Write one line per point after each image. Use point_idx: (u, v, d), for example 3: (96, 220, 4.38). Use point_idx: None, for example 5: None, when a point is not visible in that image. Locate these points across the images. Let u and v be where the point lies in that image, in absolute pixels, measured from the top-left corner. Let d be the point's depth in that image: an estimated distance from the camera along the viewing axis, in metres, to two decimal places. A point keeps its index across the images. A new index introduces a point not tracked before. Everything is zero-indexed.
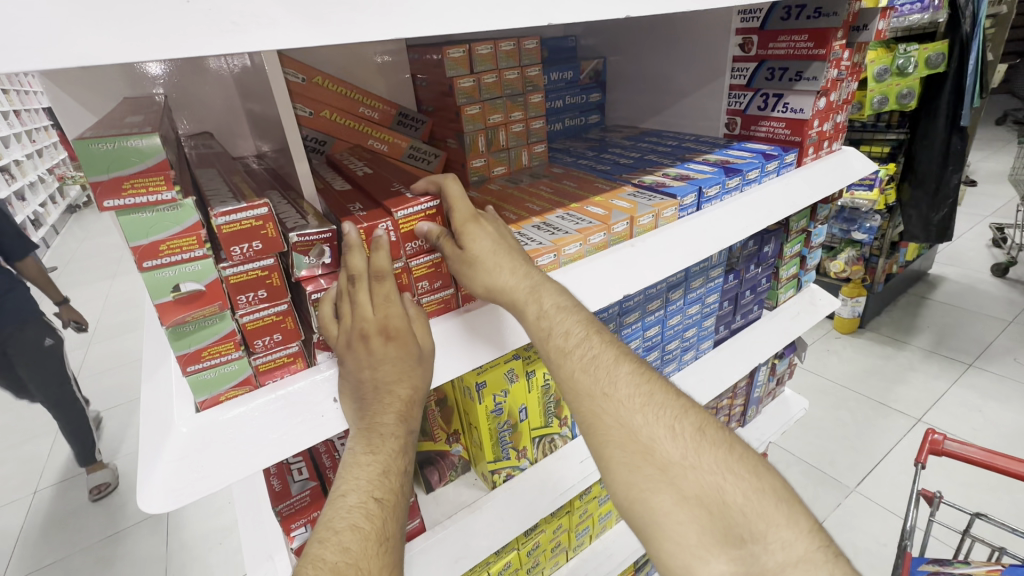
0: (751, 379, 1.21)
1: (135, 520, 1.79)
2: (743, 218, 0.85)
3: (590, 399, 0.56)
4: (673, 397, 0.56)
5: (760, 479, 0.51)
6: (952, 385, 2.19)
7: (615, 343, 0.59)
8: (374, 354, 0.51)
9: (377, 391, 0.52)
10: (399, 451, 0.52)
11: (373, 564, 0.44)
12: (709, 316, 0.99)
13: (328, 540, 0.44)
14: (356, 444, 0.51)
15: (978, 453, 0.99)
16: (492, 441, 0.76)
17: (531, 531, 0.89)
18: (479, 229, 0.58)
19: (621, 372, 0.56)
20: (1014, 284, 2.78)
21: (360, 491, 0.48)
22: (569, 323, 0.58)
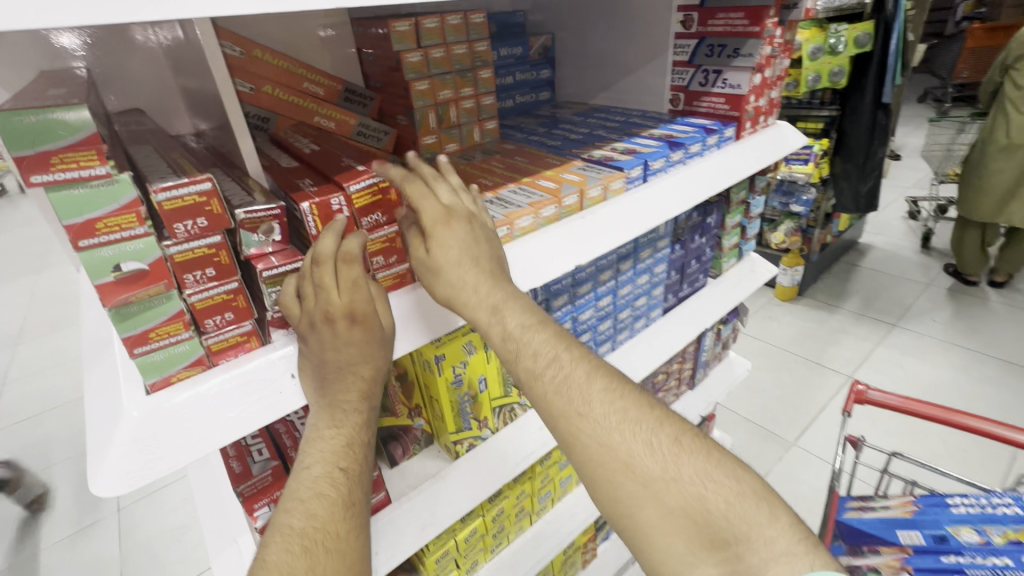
0: (699, 344, 1.28)
1: (84, 524, 1.74)
2: (687, 189, 0.89)
3: (566, 421, 0.52)
4: (649, 407, 0.53)
5: (738, 480, 0.49)
6: (878, 344, 2.40)
7: (585, 356, 0.55)
8: (338, 335, 0.51)
9: (341, 367, 0.52)
10: (362, 424, 0.55)
11: (338, 527, 0.48)
12: (658, 286, 1.04)
13: (294, 509, 0.47)
14: (319, 420, 0.52)
15: (895, 400, 1.09)
16: (453, 412, 0.78)
17: (495, 497, 0.93)
18: (448, 236, 0.56)
19: (595, 390, 0.53)
20: (931, 252, 3.04)
21: (324, 462, 0.51)
22: (535, 343, 0.55)
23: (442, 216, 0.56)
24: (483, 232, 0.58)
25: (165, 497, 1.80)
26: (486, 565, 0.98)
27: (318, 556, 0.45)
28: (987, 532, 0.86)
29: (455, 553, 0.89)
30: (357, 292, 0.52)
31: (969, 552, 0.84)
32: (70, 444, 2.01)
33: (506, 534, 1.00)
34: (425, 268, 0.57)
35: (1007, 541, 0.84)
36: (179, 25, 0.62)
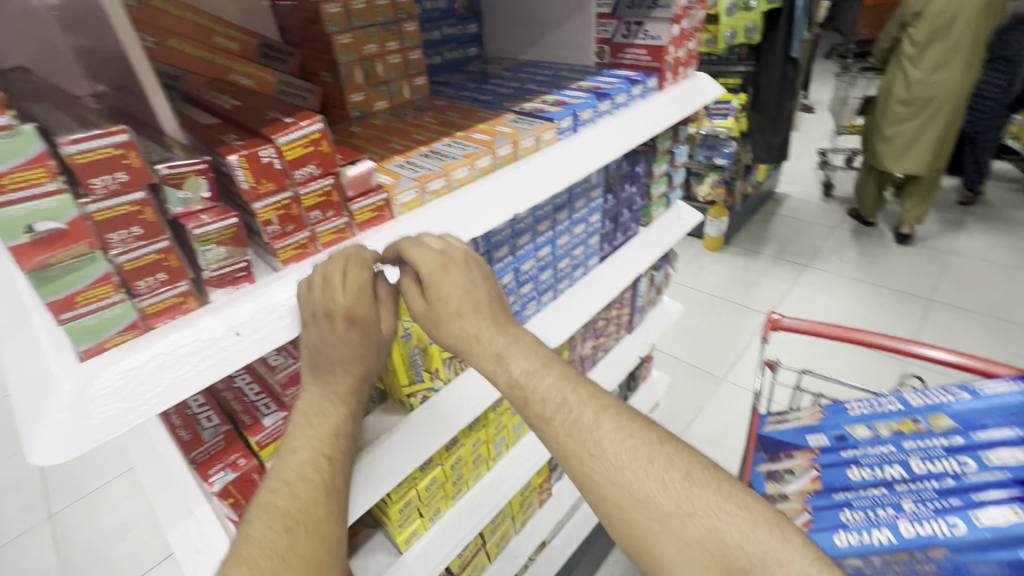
0: (634, 290, 1.37)
1: (14, 534, 1.65)
2: (615, 137, 0.93)
3: (579, 461, 0.55)
4: (659, 442, 0.56)
5: (749, 509, 0.52)
6: (794, 284, 2.63)
7: (593, 396, 0.58)
8: (335, 335, 0.57)
9: (329, 358, 0.59)
10: (348, 416, 0.61)
11: (320, 509, 0.54)
12: (593, 235, 1.09)
13: (279, 491, 0.54)
14: (305, 414, 0.59)
15: (805, 325, 1.22)
16: (404, 366, 0.80)
17: (452, 446, 0.97)
18: (449, 287, 0.61)
19: (604, 430, 0.56)
20: (833, 200, 3.31)
21: (311, 449, 0.57)
22: (543, 389, 0.59)
23: (444, 266, 0.61)
24: (479, 273, 0.64)
25: (102, 497, 1.73)
26: (448, 511, 1.03)
27: (299, 536, 0.52)
28: (875, 427, 1.00)
29: (417, 503, 0.94)
30: (360, 296, 0.58)
31: (863, 445, 0.99)
32: None
33: (465, 481, 1.05)
34: (427, 313, 0.63)
35: (891, 432, 0.98)
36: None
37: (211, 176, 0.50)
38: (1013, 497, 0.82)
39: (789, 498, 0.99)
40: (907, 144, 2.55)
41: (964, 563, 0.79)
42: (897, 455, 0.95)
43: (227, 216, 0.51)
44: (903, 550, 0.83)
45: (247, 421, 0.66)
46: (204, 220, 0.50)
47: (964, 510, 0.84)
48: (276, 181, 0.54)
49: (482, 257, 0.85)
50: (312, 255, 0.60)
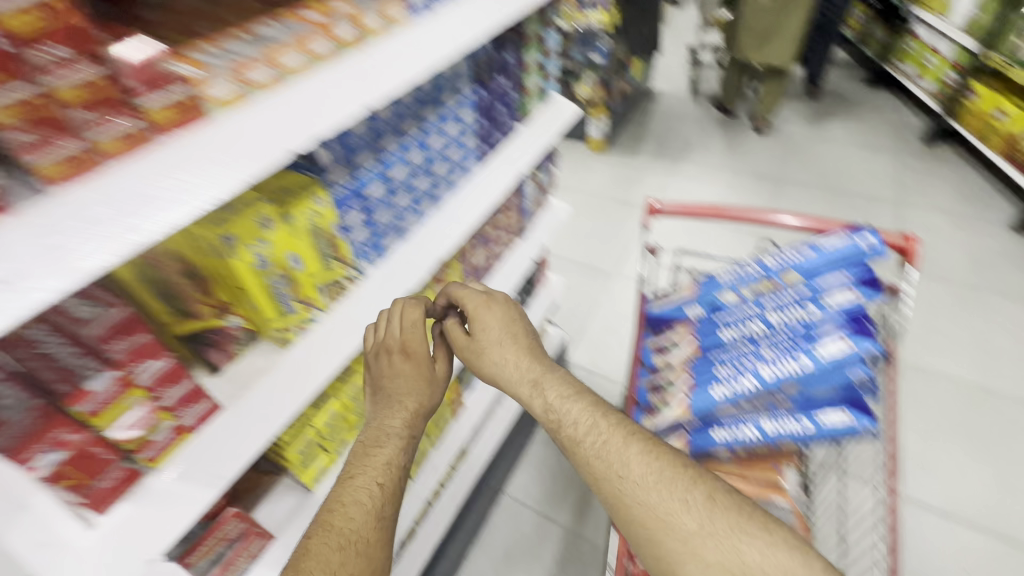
0: (520, 194, 1.34)
1: None
2: (476, 16, 0.82)
3: (608, 481, 0.70)
4: (682, 472, 0.70)
5: (767, 531, 0.65)
6: (671, 178, 2.80)
7: (621, 425, 0.75)
8: (397, 365, 0.78)
9: (392, 395, 0.78)
10: (400, 449, 0.73)
11: (370, 535, 0.63)
12: (468, 134, 1.03)
13: (336, 511, 0.64)
14: (365, 444, 0.73)
15: (679, 208, 1.28)
16: (268, 298, 0.70)
17: (346, 375, 0.93)
18: (490, 330, 0.86)
19: (630, 452, 0.71)
20: (700, 99, 3.44)
21: (366, 477, 0.68)
22: (574, 413, 0.76)
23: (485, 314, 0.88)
24: (513, 308, 0.89)
25: None
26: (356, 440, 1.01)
27: (347, 554, 0.60)
28: (740, 290, 1.12)
29: (318, 439, 0.90)
30: (415, 329, 0.80)
31: (731, 309, 1.11)
32: None
33: None
34: (473, 349, 0.87)
35: (752, 293, 1.10)
36: None
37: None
38: (842, 330, 0.95)
39: (675, 366, 1.14)
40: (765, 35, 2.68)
41: (810, 393, 0.96)
42: (757, 313, 1.07)
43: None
44: (765, 390, 0.98)
45: (68, 389, 0.54)
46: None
47: (808, 348, 0.96)
48: (5, 69, 0.43)
49: (342, 162, 0.78)
50: (98, 168, 0.48)
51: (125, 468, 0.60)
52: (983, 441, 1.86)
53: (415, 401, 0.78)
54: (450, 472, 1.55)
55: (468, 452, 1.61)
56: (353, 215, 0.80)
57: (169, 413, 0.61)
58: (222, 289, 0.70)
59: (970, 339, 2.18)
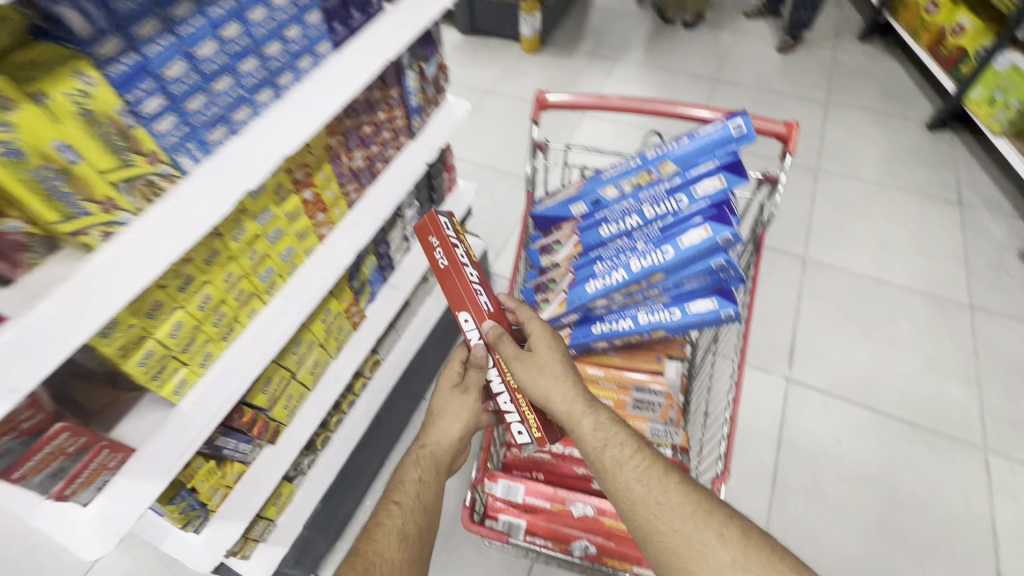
0: (401, 86, 1.22)
1: None
2: None
3: (647, 507, 0.78)
4: (716, 507, 0.78)
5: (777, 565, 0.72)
6: (606, 82, 2.87)
7: (667, 464, 0.83)
8: (438, 403, 0.99)
9: (429, 433, 0.96)
10: (427, 471, 0.91)
11: (394, 557, 0.79)
12: (308, 9, 0.88)
13: (374, 525, 0.83)
14: (401, 473, 0.91)
15: (570, 99, 1.20)
16: (37, 195, 0.60)
17: (187, 286, 0.85)
18: (547, 355, 0.90)
19: (673, 486, 0.80)
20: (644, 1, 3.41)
21: (397, 494, 0.88)
22: (622, 441, 0.84)
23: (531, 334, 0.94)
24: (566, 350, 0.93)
25: None
26: (223, 355, 0.97)
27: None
28: (620, 184, 1.06)
29: (168, 352, 0.85)
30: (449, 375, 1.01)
31: (611, 204, 1.07)
32: None
33: (234, 320, 0.97)
34: (524, 362, 0.89)
35: (632, 187, 1.05)
36: None
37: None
38: (706, 219, 0.95)
39: (560, 265, 1.14)
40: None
41: (676, 280, 0.99)
42: (635, 206, 1.04)
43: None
44: (632, 282, 1.00)
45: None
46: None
47: (675, 239, 0.97)
48: None
49: (154, 20, 0.68)
50: None
51: None
52: (867, 323, 2.04)
53: (441, 431, 0.96)
54: (361, 380, 1.56)
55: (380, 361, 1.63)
56: (154, 103, 0.69)
57: None
58: None
59: (869, 232, 2.31)
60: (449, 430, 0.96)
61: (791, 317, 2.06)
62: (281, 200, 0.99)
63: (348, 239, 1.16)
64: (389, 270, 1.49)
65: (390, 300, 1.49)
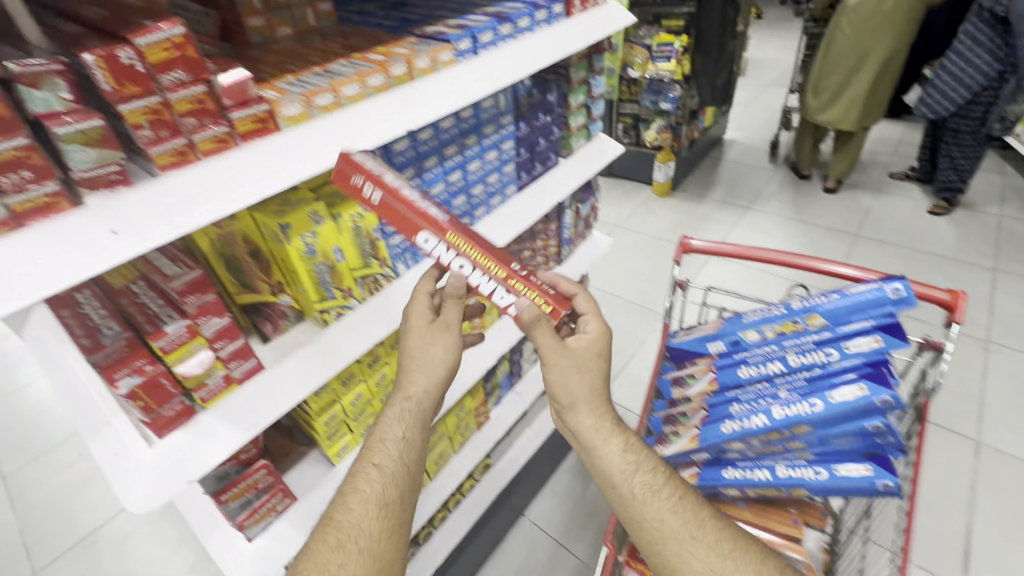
0: (559, 221, 1.40)
1: (18, 464, 1.88)
2: (517, 61, 0.95)
3: (680, 540, 0.71)
4: (751, 545, 0.71)
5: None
6: (734, 228, 2.96)
7: (696, 494, 0.76)
8: (414, 336, 0.82)
9: (406, 371, 0.81)
10: (409, 429, 0.79)
11: (372, 528, 0.70)
12: (508, 162, 1.11)
13: (350, 491, 0.74)
14: (381, 427, 0.80)
15: (711, 246, 1.30)
16: (313, 282, 0.82)
17: (374, 363, 1.02)
18: (595, 360, 0.76)
19: (706, 520, 0.73)
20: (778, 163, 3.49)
21: (378, 454, 0.77)
22: (651, 467, 0.76)
23: (578, 306, 0.78)
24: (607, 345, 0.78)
25: (53, 457, 1.90)
26: None
27: (349, 554, 0.67)
28: (763, 330, 1.08)
29: (345, 418, 1.00)
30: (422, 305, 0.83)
31: (752, 347, 1.09)
32: None
33: None
34: (563, 354, 0.73)
35: (775, 333, 1.07)
36: None
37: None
38: (860, 377, 0.92)
39: (691, 400, 1.15)
40: (834, 94, 2.45)
41: (822, 436, 0.95)
42: (777, 353, 1.05)
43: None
44: (773, 429, 0.97)
45: (89, 343, 0.64)
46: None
47: (824, 392, 0.94)
48: (141, 83, 0.54)
49: (412, 167, 0.91)
50: (194, 162, 0.60)
51: (184, 404, 0.72)
52: None
53: (421, 371, 0.81)
54: (471, 482, 1.61)
55: (490, 464, 1.68)
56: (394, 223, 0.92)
57: (221, 362, 0.74)
58: (278, 271, 0.82)
59: None
60: (429, 371, 0.81)
61: (962, 511, 1.72)
62: None
63: (494, 344, 1.31)
64: (517, 376, 1.62)
65: (513, 406, 1.58)
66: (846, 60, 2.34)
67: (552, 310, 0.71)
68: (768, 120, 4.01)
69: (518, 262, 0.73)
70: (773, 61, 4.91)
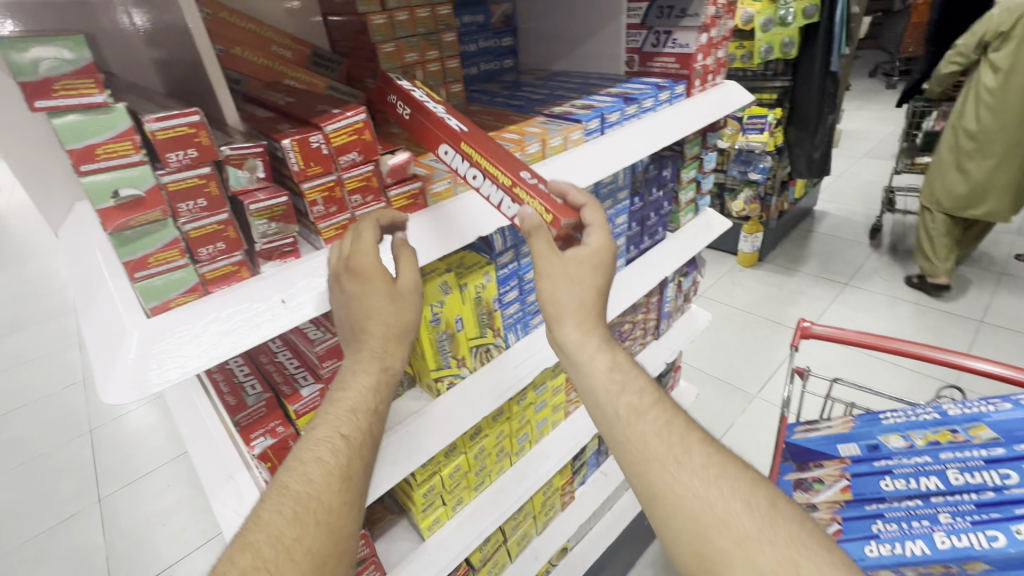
0: (661, 295, 1.34)
1: (115, 488, 1.99)
2: (642, 141, 0.95)
3: (661, 467, 0.57)
4: (743, 472, 0.57)
5: (832, 553, 0.50)
6: (832, 303, 2.71)
7: (687, 418, 0.62)
8: (356, 291, 0.57)
9: (357, 328, 0.59)
10: (372, 393, 0.60)
11: (332, 500, 0.53)
12: (620, 236, 1.10)
13: (296, 470, 0.53)
14: (337, 388, 0.60)
15: (835, 332, 1.19)
16: (433, 350, 0.81)
17: (475, 435, 0.98)
18: (591, 274, 0.63)
19: (694, 446, 0.58)
20: (879, 245, 3.13)
21: (331, 429, 0.57)
22: (638, 385, 0.63)
23: (583, 216, 0.65)
24: (602, 254, 0.65)
25: (147, 484, 2.00)
26: (471, 502, 1.05)
27: (307, 527, 0.50)
28: (910, 436, 0.96)
29: (441, 491, 0.96)
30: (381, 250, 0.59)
31: (896, 456, 0.95)
32: (101, 449, 2.18)
33: (487, 473, 1.06)
34: (554, 268, 0.62)
35: (927, 442, 0.94)
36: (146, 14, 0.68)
37: (210, 135, 0.48)
38: None
39: (818, 508, 0.98)
40: (980, 188, 2.23)
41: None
42: (933, 465, 0.92)
43: (200, 165, 0.48)
44: (938, 562, 0.82)
45: (232, 401, 0.68)
46: (169, 163, 0.47)
47: (1006, 522, 0.81)
48: (322, 164, 0.58)
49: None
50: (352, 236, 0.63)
51: None
52: None
53: (370, 324, 0.59)
54: (546, 567, 1.49)
55: (567, 549, 1.55)
56: (511, 294, 0.91)
57: None
58: None
59: None
60: (379, 321, 0.59)
61: None
62: (555, 374, 1.12)
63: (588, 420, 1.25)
64: (604, 456, 1.51)
65: (599, 487, 1.47)
66: (988, 147, 2.17)
67: (552, 219, 0.63)
68: (864, 192, 3.77)
69: (527, 171, 0.67)
70: (865, 132, 4.71)
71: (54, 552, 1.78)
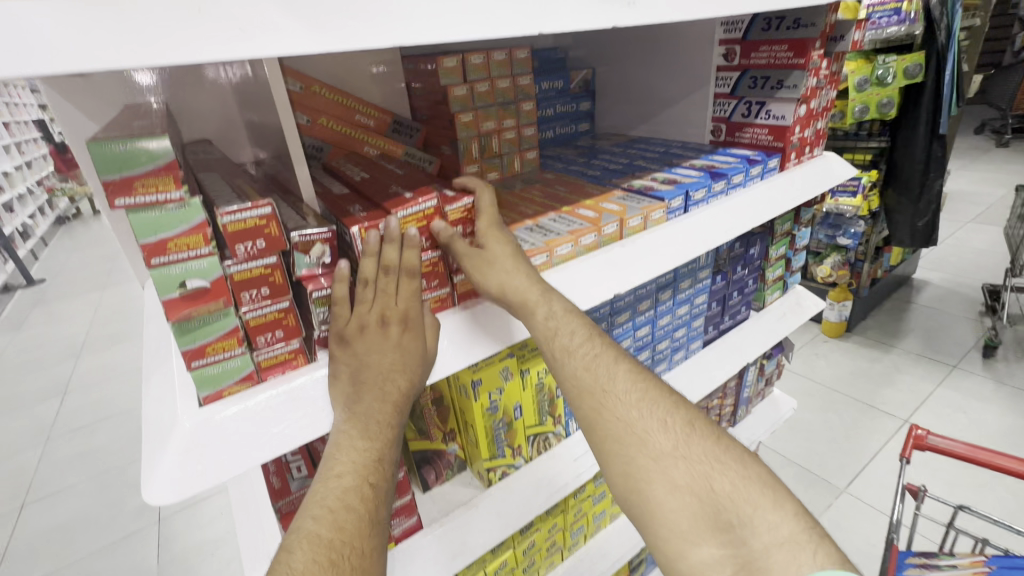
0: (740, 379, 1.22)
1: (172, 510, 2.05)
2: (729, 221, 0.88)
3: (592, 397, 0.59)
4: (665, 394, 0.60)
5: (744, 467, 0.54)
6: (938, 387, 2.36)
7: (613, 346, 0.63)
8: (370, 340, 0.52)
9: (385, 378, 0.52)
10: (392, 442, 0.52)
11: (365, 544, 0.45)
12: (698, 317, 1.01)
13: (322, 517, 0.45)
14: (351, 426, 0.50)
15: (959, 447, 1.00)
16: (487, 439, 0.76)
17: (526, 529, 0.90)
18: (500, 245, 0.59)
19: (621, 370, 0.60)
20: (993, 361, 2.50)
21: (355, 474, 0.48)
22: (574, 324, 0.62)
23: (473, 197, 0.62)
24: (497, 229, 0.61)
25: (203, 509, 2.04)
26: None
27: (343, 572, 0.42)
28: None
29: None
30: (413, 301, 0.55)
31: None
32: None
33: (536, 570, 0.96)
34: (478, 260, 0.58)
35: None
36: (246, 67, 0.70)
37: (280, 225, 0.47)
38: None
39: None
40: None
41: None
42: None
43: (267, 255, 0.47)
44: None
45: (276, 483, 0.70)
46: (237, 255, 0.46)
47: None
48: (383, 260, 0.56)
49: (604, 323, 0.84)
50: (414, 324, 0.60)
51: None
52: None
53: (387, 370, 0.52)
54: None
55: None
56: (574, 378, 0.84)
57: None
58: (452, 419, 0.82)
59: None
60: (392, 370, 0.53)
61: None
62: None
63: None
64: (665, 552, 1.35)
65: None
66: None
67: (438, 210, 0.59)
68: (974, 261, 3.37)
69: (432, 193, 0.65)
70: (974, 195, 4.26)
71: (108, 569, 1.83)
